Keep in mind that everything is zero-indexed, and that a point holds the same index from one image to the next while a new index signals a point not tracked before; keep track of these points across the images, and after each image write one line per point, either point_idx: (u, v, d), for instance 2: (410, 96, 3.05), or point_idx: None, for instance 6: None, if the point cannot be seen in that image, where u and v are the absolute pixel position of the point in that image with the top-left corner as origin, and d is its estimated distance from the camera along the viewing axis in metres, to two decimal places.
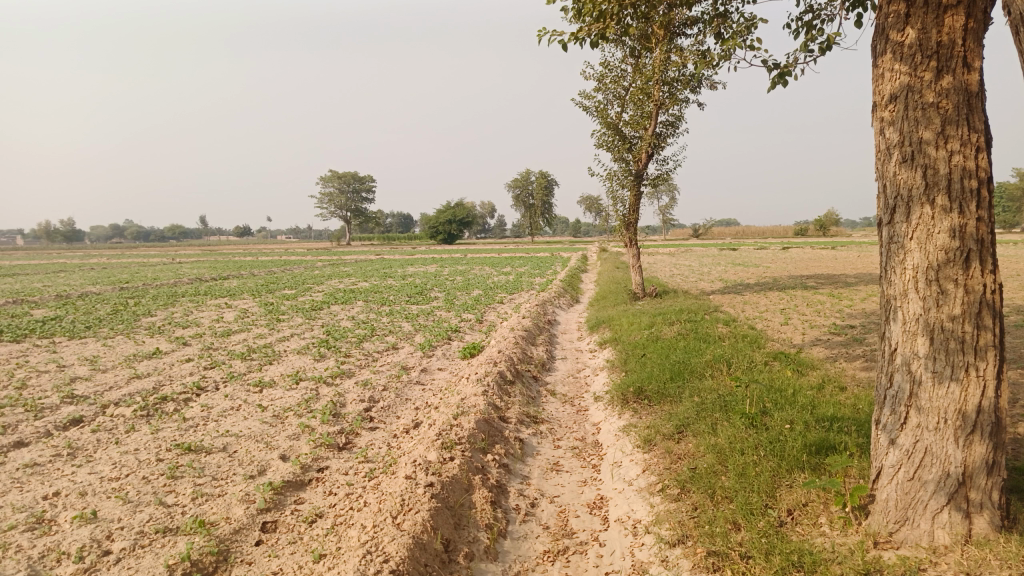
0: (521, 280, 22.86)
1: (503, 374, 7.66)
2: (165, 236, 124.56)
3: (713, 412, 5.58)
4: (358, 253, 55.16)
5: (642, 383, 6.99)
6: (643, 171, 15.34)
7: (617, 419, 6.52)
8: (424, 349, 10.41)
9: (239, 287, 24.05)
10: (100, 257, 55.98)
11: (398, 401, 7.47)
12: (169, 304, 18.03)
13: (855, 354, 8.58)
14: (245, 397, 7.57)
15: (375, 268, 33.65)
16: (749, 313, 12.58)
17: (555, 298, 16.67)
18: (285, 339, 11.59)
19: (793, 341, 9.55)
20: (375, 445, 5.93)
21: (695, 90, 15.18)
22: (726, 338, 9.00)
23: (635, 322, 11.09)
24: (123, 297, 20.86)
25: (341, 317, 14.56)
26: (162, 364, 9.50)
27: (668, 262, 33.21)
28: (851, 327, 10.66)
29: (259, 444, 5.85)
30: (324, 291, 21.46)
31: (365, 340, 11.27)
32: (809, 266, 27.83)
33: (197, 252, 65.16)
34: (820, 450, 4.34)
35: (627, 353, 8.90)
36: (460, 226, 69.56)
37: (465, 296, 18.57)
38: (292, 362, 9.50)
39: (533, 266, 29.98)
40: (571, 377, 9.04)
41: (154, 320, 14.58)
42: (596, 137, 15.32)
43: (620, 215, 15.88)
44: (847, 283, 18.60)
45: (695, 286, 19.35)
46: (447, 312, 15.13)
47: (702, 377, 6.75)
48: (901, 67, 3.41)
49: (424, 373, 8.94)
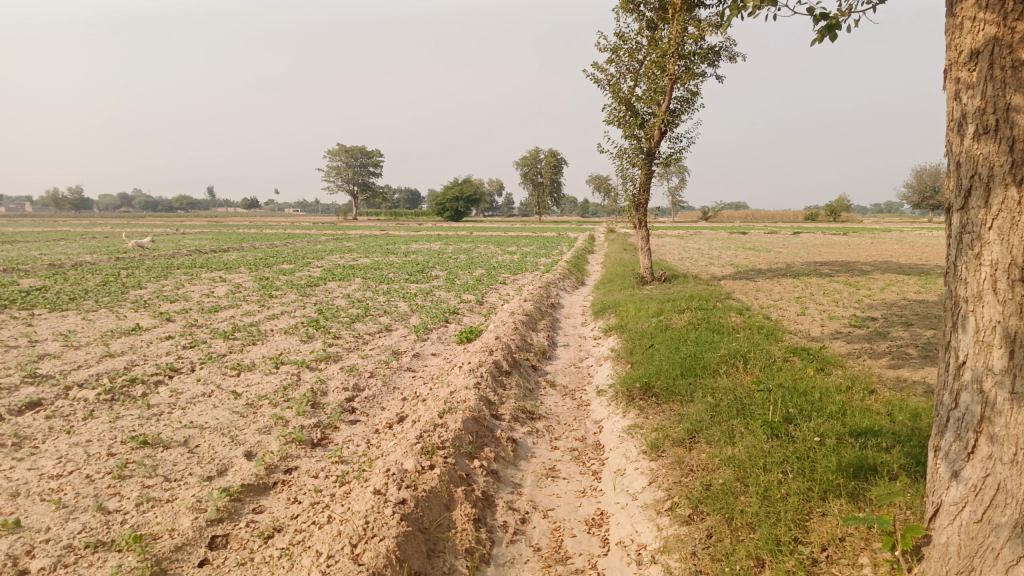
0: (527, 260, 22.23)
1: (499, 363, 7.06)
2: (172, 207, 124.45)
3: (732, 418, 4.96)
4: (364, 228, 54.63)
5: (650, 378, 6.39)
6: (656, 148, 14.60)
7: (622, 419, 5.91)
8: (418, 331, 9.81)
9: (238, 260, 23.44)
10: (105, 226, 55.50)
11: (384, 390, 6.89)
12: (162, 276, 17.46)
13: (880, 350, 7.92)
14: (219, 381, 7.00)
15: (379, 244, 33.03)
16: (764, 301, 11.92)
17: (559, 280, 16.02)
18: (274, 317, 11.02)
19: (812, 334, 8.91)
20: (353, 442, 5.36)
21: (712, 65, 14.41)
22: (741, 330, 8.36)
23: (643, 309, 10.45)
24: (117, 267, 20.36)
25: (336, 295, 13.98)
26: (139, 342, 8.95)
27: (677, 245, 32.37)
28: (873, 320, 10.02)
29: (223, 438, 5.28)
30: (323, 266, 20.89)
31: (357, 321, 10.68)
32: (822, 252, 27.07)
33: (204, 223, 64.67)
34: (857, 470, 3.72)
35: (634, 343, 8.29)
36: (467, 203, 68.81)
37: (466, 275, 17.95)
38: (276, 343, 8.93)
39: (539, 246, 29.30)
40: (573, 367, 8.44)
41: (142, 293, 14.02)
42: (607, 111, 14.57)
43: (630, 195, 15.17)
44: (864, 271, 17.90)
45: (705, 270, 18.69)
46: (447, 292, 14.52)
47: (717, 375, 6.12)
48: (987, 15, 2.75)
49: (416, 360, 8.34)
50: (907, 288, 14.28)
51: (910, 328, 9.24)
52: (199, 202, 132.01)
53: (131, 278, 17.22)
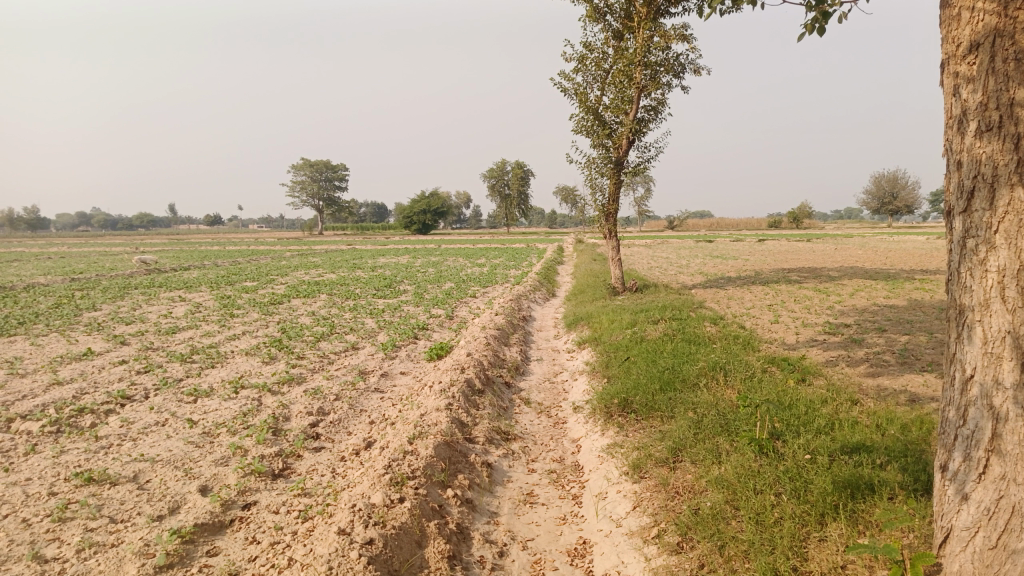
0: (496, 272, 21.99)
1: (472, 381, 6.78)
2: (132, 225, 122.09)
3: (716, 435, 4.75)
4: (330, 243, 53.87)
5: (628, 394, 6.17)
6: (624, 158, 14.49)
7: (601, 438, 5.67)
8: (386, 349, 9.49)
9: (199, 279, 22.78)
10: (61, 246, 53.87)
11: (350, 414, 6.57)
12: (119, 297, 16.83)
13: (858, 358, 7.80)
14: (174, 409, 6.60)
15: (345, 259, 32.48)
16: (737, 310, 11.81)
17: (530, 292, 15.80)
18: (235, 337, 10.60)
19: (788, 342, 8.78)
20: (317, 473, 5.03)
21: (678, 76, 14.38)
22: (717, 340, 8.18)
23: (616, 320, 10.25)
24: (71, 289, 19.60)
25: (301, 313, 13.56)
26: (90, 368, 8.48)
27: (646, 254, 32.45)
28: (847, 326, 9.94)
29: (176, 472, 4.92)
30: (287, 283, 20.37)
31: (322, 340, 10.31)
32: (789, 259, 27.29)
33: (164, 241, 63.35)
34: (854, 490, 3.51)
35: (609, 356, 8.07)
36: (435, 216, 68.40)
37: (435, 289, 17.63)
38: (237, 366, 8.53)
39: (508, 258, 29.08)
40: (547, 383, 8.18)
41: (97, 316, 13.45)
42: (575, 121, 14.43)
43: (600, 205, 15.02)
44: (832, 277, 17.97)
45: (676, 279, 18.62)
46: (415, 307, 14.19)
47: (697, 389, 5.92)
48: (986, 4, 2.58)
49: (384, 379, 8.02)
50: (876, 293, 14.32)
51: (885, 334, 9.16)
52: (160, 219, 129.41)
53: (85, 300, 16.56)
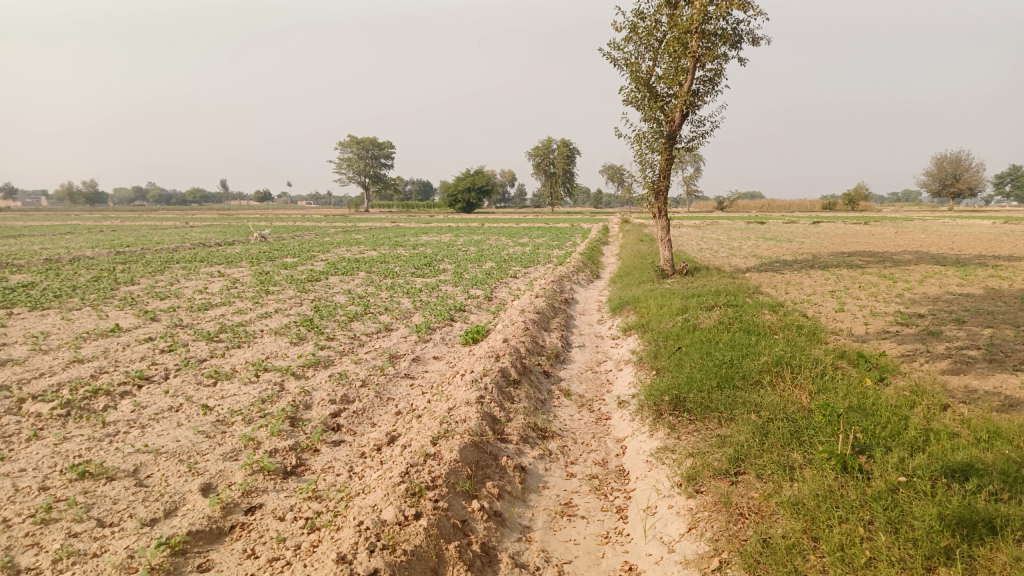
0: (539, 252, 21.37)
1: (507, 371, 6.22)
2: (185, 201, 124.58)
3: (787, 448, 4.11)
4: (374, 221, 53.72)
5: (681, 390, 5.55)
6: (676, 132, 13.65)
7: (650, 441, 5.07)
8: (420, 332, 8.98)
9: (241, 254, 22.64)
10: (115, 220, 54.89)
11: (376, 403, 6.08)
12: (158, 272, 16.70)
13: (938, 354, 6.98)
14: (191, 393, 6.22)
15: (388, 236, 32.17)
16: (796, 296, 10.98)
17: (573, 273, 15.16)
18: (267, 316, 10.22)
19: (856, 333, 8.01)
20: (332, 471, 4.55)
21: (735, 46, 13.46)
22: (779, 330, 7.45)
23: (665, 306, 9.56)
24: (116, 262, 19.62)
25: (337, 291, 13.17)
26: (114, 345, 8.17)
27: (694, 235, 31.38)
28: (921, 317, 9.06)
29: (179, 468, 4.48)
30: (328, 260, 20.07)
31: (355, 320, 9.85)
32: (846, 242, 25.98)
33: (212, 217, 64.22)
34: (969, 529, 2.84)
35: (657, 346, 7.42)
36: (480, 195, 67.89)
37: (475, 269, 17.07)
38: (263, 347, 8.12)
39: (552, 237, 28.40)
40: (590, 372, 7.58)
41: (133, 290, 13.25)
42: (625, 93, 13.65)
43: (649, 182, 14.23)
44: (896, 262, 16.89)
45: (727, 262, 17.75)
46: (454, 287, 13.67)
47: (760, 388, 5.27)
48: None
49: (415, 365, 7.52)
50: (947, 280, 13.27)
51: (965, 327, 8.28)
52: (211, 195, 131.60)
53: (125, 274, 16.48)
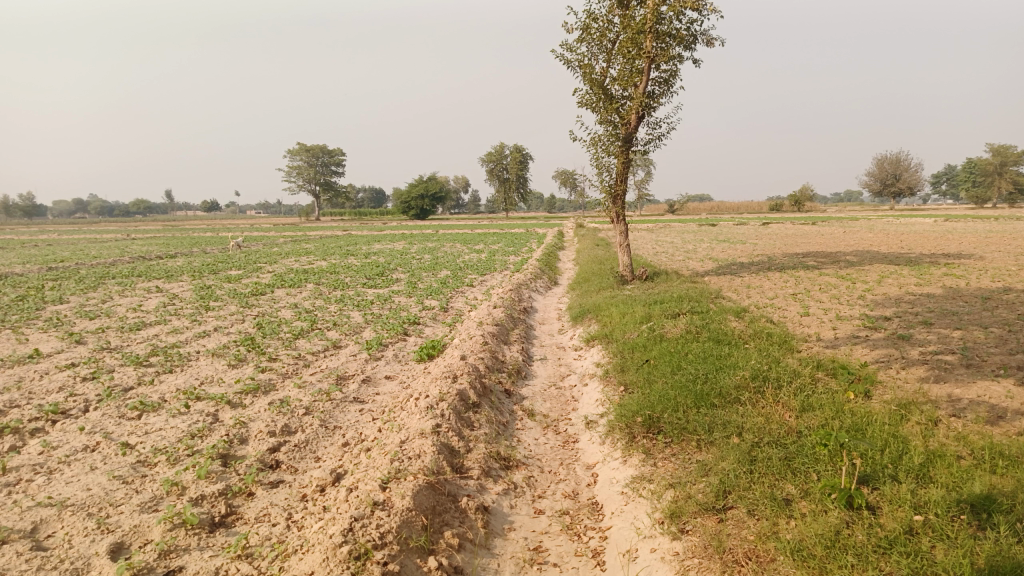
0: (495, 258, 20.91)
1: (465, 394, 5.71)
2: (128, 212, 120.94)
3: (780, 481, 3.71)
4: (326, 229, 52.62)
5: (655, 410, 5.12)
6: (633, 134, 13.32)
7: (624, 469, 4.63)
8: (371, 349, 8.41)
9: (182, 267, 21.59)
10: (53, 234, 52.55)
11: (321, 434, 5.51)
12: (91, 289, 15.69)
13: (913, 360, 6.68)
14: (111, 429, 5.55)
15: (339, 245, 31.36)
16: (759, 300, 10.73)
17: (531, 281, 14.74)
18: (204, 335, 9.49)
19: (827, 339, 7.71)
20: (269, 520, 3.98)
21: (690, 47, 13.20)
22: (749, 339, 7.09)
23: (628, 314, 9.15)
24: (45, 279, 18.46)
25: (283, 305, 12.46)
26: (29, 374, 7.39)
27: (649, 239, 31.26)
28: (888, 320, 8.82)
29: (86, 524, 3.85)
30: (274, 272, 19.24)
31: (300, 338, 9.21)
32: (797, 243, 26.17)
33: (156, 228, 62.13)
34: None
35: (624, 358, 7.00)
36: (433, 201, 67.20)
37: (429, 278, 16.50)
38: (197, 371, 7.44)
39: (507, 243, 27.97)
40: (554, 389, 7.11)
41: (61, 310, 12.32)
42: (579, 94, 13.27)
43: (606, 186, 13.87)
44: (852, 262, 16.87)
45: (685, 266, 17.54)
46: (407, 298, 13.08)
47: (740, 406, 4.87)
48: None
49: (365, 387, 6.95)
50: (905, 280, 13.21)
51: (933, 330, 8.07)
52: (155, 206, 127.80)
53: (54, 291, 15.44)
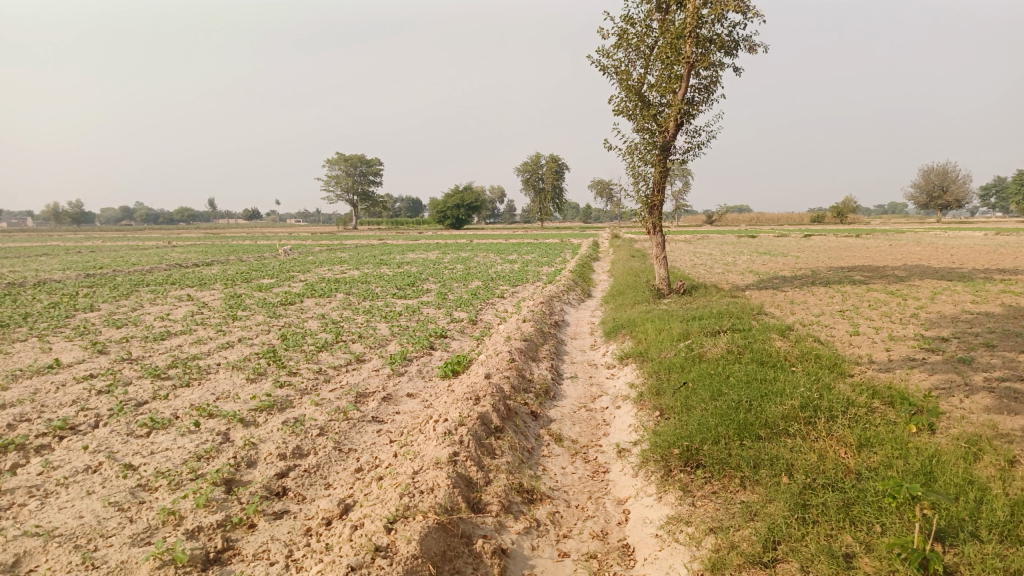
0: (528, 269, 20.51)
1: (487, 418, 5.33)
2: (172, 219, 123.62)
3: (839, 534, 3.26)
4: (361, 238, 52.81)
5: (694, 441, 4.68)
6: (670, 142, 12.84)
7: (658, 508, 4.21)
8: (394, 364, 8.08)
9: (216, 275, 21.61)
10: (98, 241, 53.76)
11: (333, 458, 5.18)
12: (123, 296, 15.68)
13: (978, 387, 6.09)
14: (117, 448, 5.29)
15: (373, 254, 31.31)
16: (803, 317, 10.16)
17: (564, 293, 14.33)
18: (227, 346, 9.27)
19: (880, 362, 7.15)
20: (267, 558, 3.64)
21: (731, 53, 12.70)
22: (795, 361, 6.58)
23: (664, 331, 8.69)
24: (81, 285, 18.57)
25: (310, 316, 12.24)
26: (45, 386, 7.21)
27: (686, 250, 30.62)
28: (946, 342, 8.20)
29: (71, 558, 3.55)
30: (306, 281, 19.13)
31: (323, 351, 8.93)
32: (842, 256, 25.29)
33: (196, 236, 63.07)
34: None
35: (660, 380, 6.54)
36: (469, 211, 67.16)
37: (461, 289, 16.18)
38: (214, 385, 7.19)
39: (541, 254, 27.55)
40: (584, 411, 6.68)
41: (90, 318, 12.26)
42: (614, 101, 12.86)
43: (643, 197, 13.40)
44: (900, 277, 16.09)
45: (724, 279, 16.93)
46: (436, 310, 12.76)
47: (789, 440, 4.40)
48: None
49: (384, 405, 6.61)
50: (960, 297, 12.48)
51: (997, 353, 7.45)
52: (199, 214, 130.25)
53: (88, 298, 15.48)
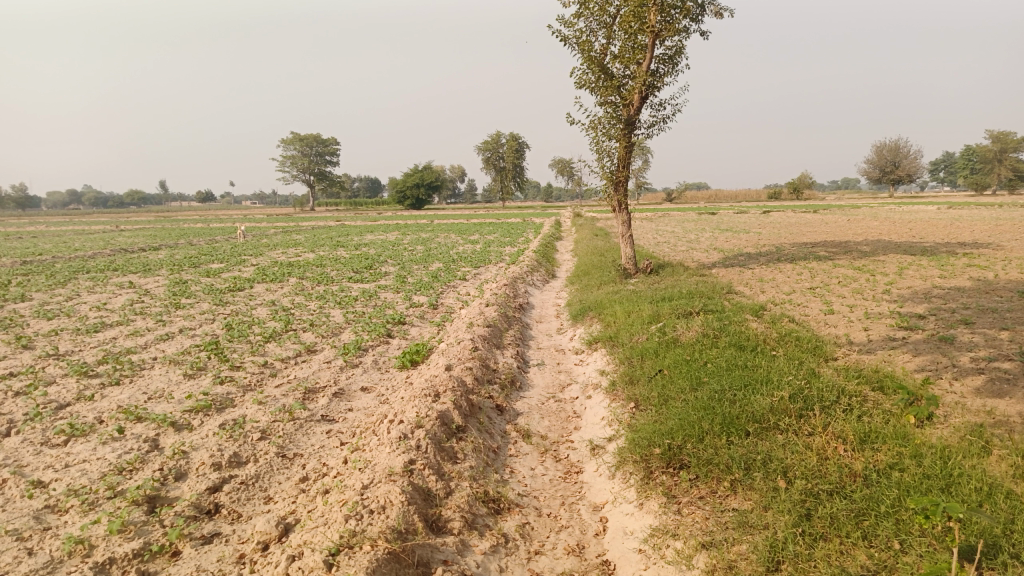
0: (490, 250, 19.96)
1: (448, 417, 4.83)
2: (122, 202, 119.97)
3: (851, 553, 2.85)
4: (318, 219, 51.49)
5: (677, 440, 4.23)
6: (635, 116, 12.38)
7: (640, 517, 3.76)
8: (347, 355, 7.51)
9: (162, 260, 20.57)
10: (43, 227, 51.59)
11: (276, 467, 4.61)
12: (59, 285, 14.71)
13: (967, 367, 5.75)
14: (27, 460, 4.65)
15: (330, 236, 30.31)
16: (775, 295, 9.83)
17: (527, 274, 13.85)
18: (166, 339, 8.56)
19: (862, 343, 6.80)
20: None
21: (697, 20, 12.25)
22: (775, 344, 6.19)
23: (634, 313, 8.25)
24: (15, 274, 17.44)
25: (259, 302, 11.54)
26: None
27: (649, 228, 30.29)
28: (924, 319, 7.91)
29: None
30: (257, 265, 18.30)
31: (271, 342, 8.30)
32: (804, 232, 25.22)
33: (145, 220, 60.94)
34: None
35: (634, 367, 6.09)
36: (428, 190, 66.10)
37: (420, 272, 15.55)
38: (148, 383, 6.54)
39: (503, 233, 27.02)
40: (553, 402, 6.21)
41: (19, 309, 11.37)
42: (577, 73, 12.33)
43: (607, 173, 12.93)
44: (865, 252, 15.95)
45: (690, 257, 16.61)
46: (394, 294, 12.17)
47: (782, 437, 3.98)
48: None
49: (335, 402, 6.05)
50: (928, 271, 12.30)
51: (978, 330, 7.16)
52: (150, 197, 126.64)
53: (20, 287, 14.47)
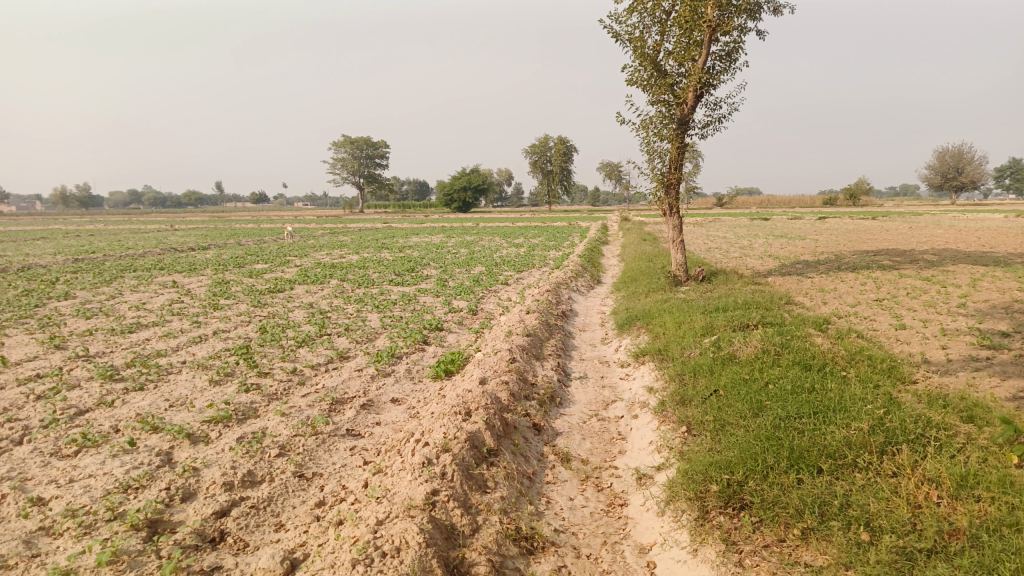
0: (535, 254, 19.52)
1: (478, 439, 4.39)
2: (179, 203, 123.22)
3: None
4: (365, 221, 51.79)
5: (737, 476, 3.70)
6: (688, 115, 11.78)
7: (695, 567, 3.25)
8: (379, 363, 7.14)
9: (209, 260, 20.67)
10: (101, 224, 53.01)
11: (291, 488, 4.23)
12: (104, 283, 14.75)
13: None
14: (32, 473, 4.36)
15: (375, 239, 30.28)
16: (839, 307, 9.16)
17: (572, 280, 13.35)
18: (198, 341, 8.33)
19: (941, 364, 6.13)
20: None
21: (756, 15, 11.61)
22: (843, 364, 5.59)
23: (685, 324, 7.70)
24: (65, 271, 17.63)
25: (297, 305, 11.29)
26: None
27: (698, 233, 29.53)
28: (1008, 337, 7.19)
29: None
30: (300, 266, 18.19)
31: (303, 347, 7.99)
32: (862, 239, 24.18)
33: (199, 220, 62.26)
34: None
35: (685, 386, 5.56)
36: (475, 194, 66.06)
37: (462, 275, 15.19)
38: (172, 388, 6.26)
39: (548, 237, 26.55)
40: (596, 421, 5.72)
41: (61, 308, 11.33)
42: (628, 71, 11.81)
43: (658, 174, 12.36)
44: (932, 262, 15.03)
45: (743, 264, 15.89)
46: (434, 299, 11.80)
47: (862, 479, 3.42)
48: None
49: (363, 415, 5.67)
50: (1005, 284, 11.41)
51: None
52: (205, 197, 129.84)
53: (66, 285, 14.54)
